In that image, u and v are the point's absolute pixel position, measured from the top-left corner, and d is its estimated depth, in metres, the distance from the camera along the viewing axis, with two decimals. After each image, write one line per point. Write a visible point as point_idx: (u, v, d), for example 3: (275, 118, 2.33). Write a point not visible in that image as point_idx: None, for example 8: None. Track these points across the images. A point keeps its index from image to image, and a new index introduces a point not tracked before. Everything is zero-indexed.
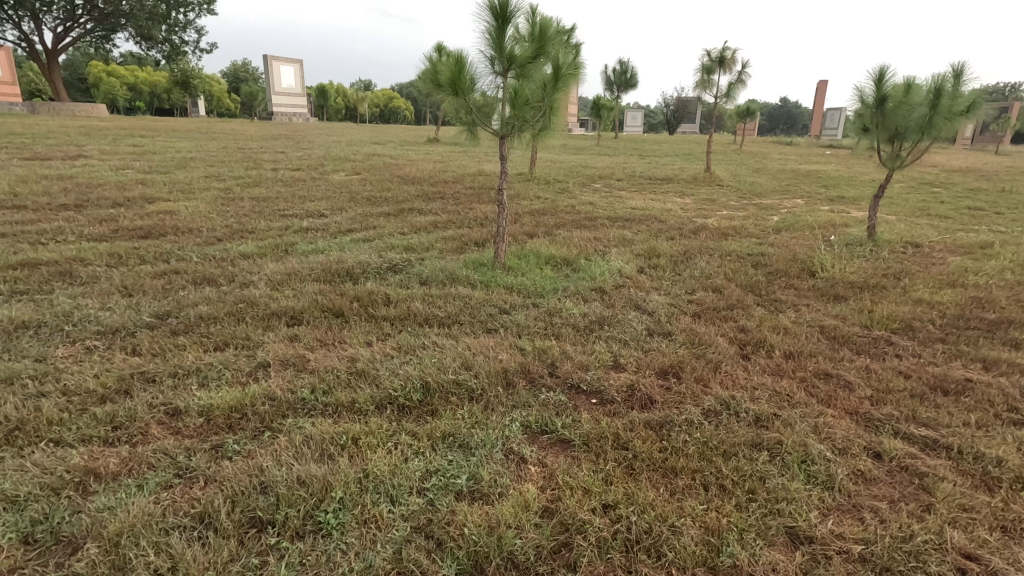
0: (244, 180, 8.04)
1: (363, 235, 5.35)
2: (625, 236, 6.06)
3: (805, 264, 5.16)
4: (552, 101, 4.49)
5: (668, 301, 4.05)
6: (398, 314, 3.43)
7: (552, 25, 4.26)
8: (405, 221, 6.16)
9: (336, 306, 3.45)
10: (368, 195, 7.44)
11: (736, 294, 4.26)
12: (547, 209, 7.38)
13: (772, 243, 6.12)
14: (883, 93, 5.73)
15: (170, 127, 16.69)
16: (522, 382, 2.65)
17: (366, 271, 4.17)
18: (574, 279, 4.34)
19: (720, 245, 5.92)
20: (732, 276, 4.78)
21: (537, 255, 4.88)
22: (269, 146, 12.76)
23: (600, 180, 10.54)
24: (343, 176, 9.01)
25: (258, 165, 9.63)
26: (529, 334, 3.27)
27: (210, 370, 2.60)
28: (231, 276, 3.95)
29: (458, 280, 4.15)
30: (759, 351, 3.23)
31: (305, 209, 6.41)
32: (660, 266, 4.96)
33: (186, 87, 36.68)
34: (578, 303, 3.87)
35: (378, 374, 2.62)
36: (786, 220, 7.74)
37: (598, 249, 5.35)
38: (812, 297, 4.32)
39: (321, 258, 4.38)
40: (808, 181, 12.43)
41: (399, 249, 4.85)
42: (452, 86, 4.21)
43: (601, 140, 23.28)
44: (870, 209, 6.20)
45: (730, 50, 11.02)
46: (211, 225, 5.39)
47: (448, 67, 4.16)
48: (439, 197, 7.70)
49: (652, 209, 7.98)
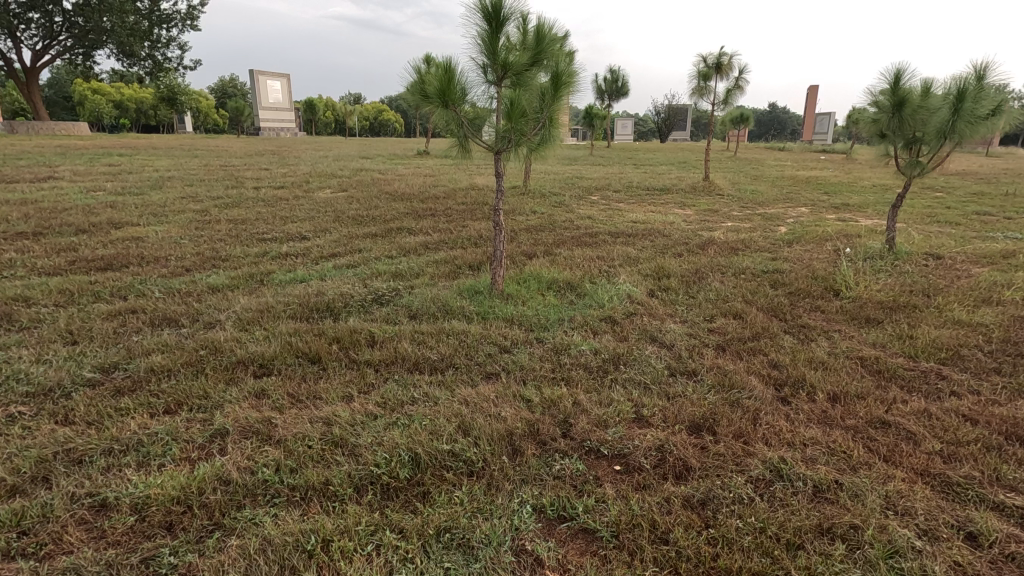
0: (222, 201, 7.60)
1: (348, 260, 4.92)
2: (630, 253, 5.66)
3: (825, 283, 4.78)
4: (552, 111, 4.10)
5: (687, 331, 3.63)
6: (384, 359, 2.99)
7: (549, 29, 3.88)
8: (394, 242, 5.74)
9: (312, 351, 3.01)
10: (354, 214, 7.02)
11: (760, 321, 3.86)
12: (544, 225, 6.97)
13: (786, 258, 5.75)
14: (900, 97, 5.40)
15: (152, 145, 16.26)
16: (531, 447, 2.22)
17: (349, 305, 3.74)
18: (581, 307, 3.93)
19: (732, 262, 5.54)
20: (751, 297, 4.39)
21: (538, 279, 4.47)
22: (252, 163, 12.34)
23: (597, 192, 10.18)
24: (329, 194, 8.60)
25: (240, 183, 9.18)
26: (534, 379, 2.85)
27: (153, 444, 2.14)
28: (195, 314, 3.50)
29: (451, 312, 3.72)
30: (799, 394, 2.82)
31: (285, 232, 5.97)
32: (671, 288, 4.55)
33: (172, 103, 36.21)
34: (587, 336, 3.45)
35: (357, 443, 2.18)
36: (794, 231, 7.39)
37: (602, 270, 4.95)
38: (842, 322, 3.93)
39: (299, 291, 3.95)
40: (809, 188, 12.12)
41: (387, 277, 4.43)
42: (442, 99, 3.78)
43: (593, 149, 23.05)
44: (889, 219, 5.83)
45: (727, 56, 10.74)
46: (180, 253, 4.94)
47: (437, 78, 3.73)
48: (430, 214, 7.28)
49: (654, 222, 7.59)
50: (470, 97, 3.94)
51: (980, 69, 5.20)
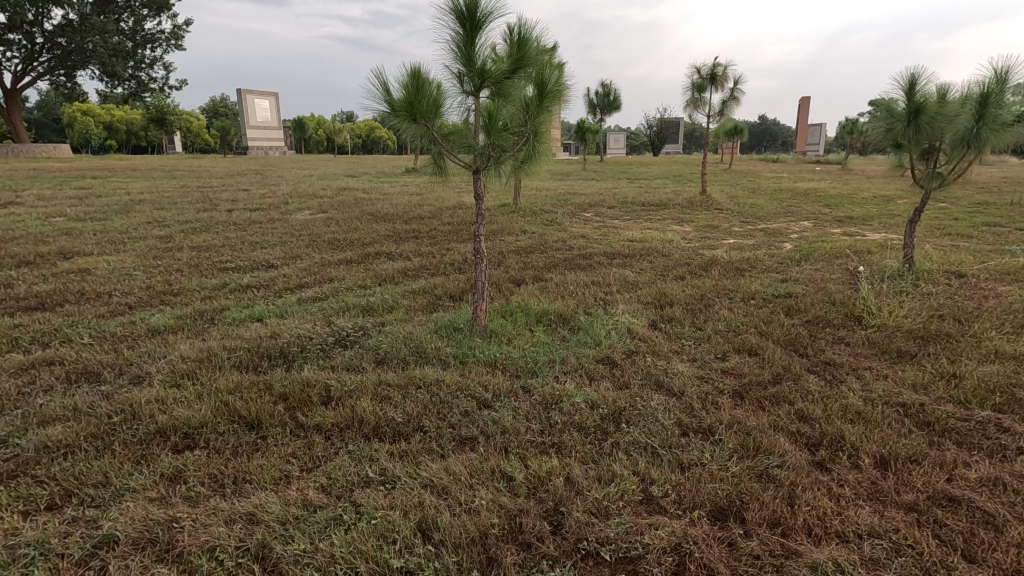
0: (191, 225, 7.11)
1: (314, 293, 4.43)
2: (628, 277, 5.18)
3: (845, 309, 4.32)
4: (537, 125, 3.64)
5: (697, 373, 3.14)
6: (338, 422, 2.48)
7: (530, 33, 3.44)
8: (370, 269, 5.27)
9: (251, 413, 2.50)
10: (331, 238, 6.54)
11: (779, 358, 3.37)
12: (534, 246, 6.50)
13: (796, 279, 5.31)
14: (915, 103, 5.00)
15: (131, 166, 15.78)
16: (511, 555, 1.72)
17: (306, 349, 3.23)
18: (575, 346, 3.44)
19: (739, 285, 5.07)
20: (765, 328, 3.90)
21: (526, 311, 3.98)
22: (232, 184, 11.88)
23: (591, 209, 9.76)
24: (308, 216, 8.14)
25: (214, 206, 8.71)
26: (518, 447, 2.35)
27: (13, 564, 1.63)
28: (122, 365, 2.98)
29: (424, 355, 3.22)
30: (839, 457, 2.32)
31: (252, 260, 5.47)
32: (675, 319, 4.07)
33: (160, 124, 35.82)
34: (581, 383, 2.95)
35: (283, 557, 1.67)
36: (800, 248, 6.96)
37: (597, 298, 4.46)
38: (872, 357, 3.44)
39: (252, 332, 3.45)
40: (809, 200, 11.72)
41: (357, 312, 3.94)
42: (409, 112, 3.28)
43: (585, 164, 22.74)
44: (906, 235, 5.39)
45: (722, 67, 10.40)
46: (128, 287, 4.44)
47: (403, 87, 3.23)
48: (413, 236, 6.81)
49: (652, 240, 7.15)
50: (443, 110, 3.45)
51: (1001, 71, 4.79)
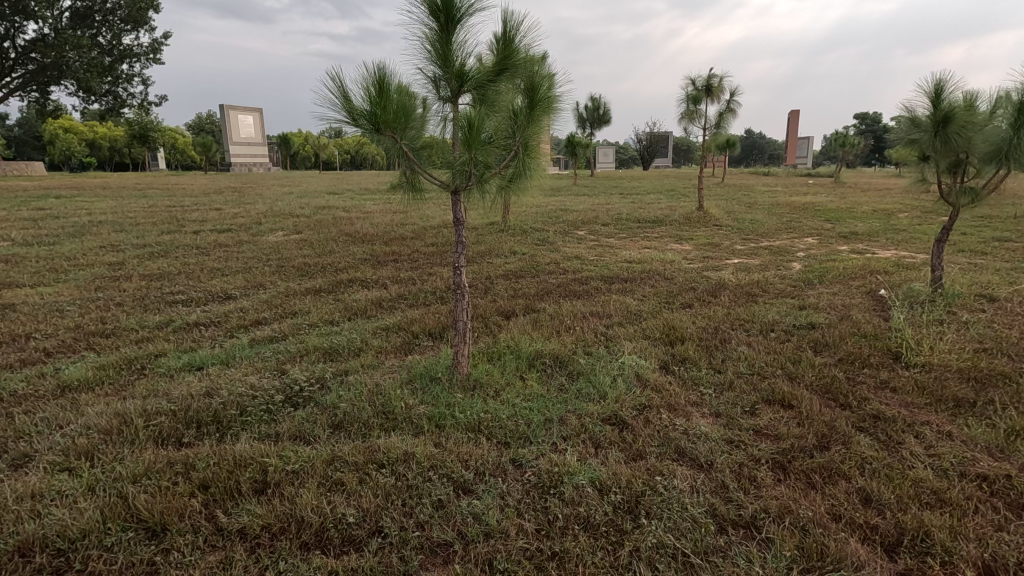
0: (149, 249, 6.49)
1: (271, 331, 3.83)
2: (629, 306, 4.63)
3: (879, 344, 3.78)
4: (527, 137, 3.07)
5: (726, 436, 2.57)
6: (270, 523, 1.89)
7: (517, 29, 2.88)
8: (340, 300, 4.69)
9: (153, 514, 1.89)
10: (300, 263, 5.96)
11: (820, 412, 2.81)
12: (525, 269, 5.96)
13: (814, 306, 4.79)
14: (943, 113, 4.55)
15: (102, 184, 15.11)
16: None
17: (247, 411, 2.63)
18: (574, 400, 2.86)
19: (754, 314, 4.53)
20: (794, 371, 3.35)
21: (516, 353, 3.41)
22: (205, 202, 11.25)
23: (584, 226, 9.27)
24: (280, 237, 7.55)
25: (180, 227, 8.09)
26: (507, 560, 1.77)
27: None
28: (7, 439, 2.37)
29: (392, 418, 2.63)
30: (930, 567, 1.77)
31: (207, 290, 4.87)
32: (689, 359, 3.51)
33: (141, 141, 35.08)
34: (585, 455, 2.38)
35: None
36: (810, 268, 6.48)
37: (597, 333, 3.90)
38: (926, 408, 2.90)
39: (183, 387, 2.84)
40: (809, 215, 11.33)
41: (317, 358, 3.34)
42: (370, 122, 2.70)
43: (576, 179, 22.35)
44: (933, 254, 4.90)
45: (717, 78, 10.01)
46: (52, 327, 3.81)
47: (361, 90, 2.62)
48: (392, 260, 6.25)
49: (651, 260, 6.64)
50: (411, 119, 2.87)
51: None
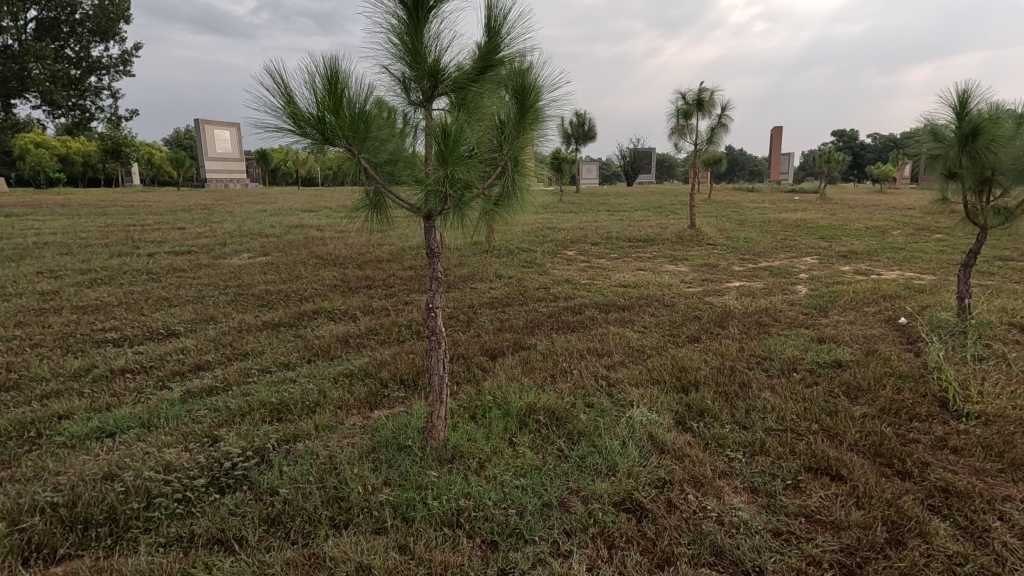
0: (92, 274, 5.82)
1: (210, 380, 3.21)
2: (630, 341, 4.09)
3: (921, 388, 3.28)
4: (516, 150, 2.47)
5: (771, 525, 2.03)
6: None
7: (502, 18, 2.35)
8: (302, 337, 4.10)
9: None
10: (262, 290, 5.35)
11: (879, 486, 2.28)
12: (511, 296, 5.42)
13: (834, 337, 4.32)
14: (972, 126, 4.13)
15: (61, 201, 14.27)
16: None
17: (155, 501, 2.02)
18: (577, 476, 2.31)
19: (770, 349, 4.03)
20: (833, 426, 2.82)
21: (504, 409, 2.84)
22: (170, 221, 10.56)
23: (573, 246, 8.78)
24: (244, 260, 6.93)
25: (135, 249, 7.42)
26: None
27: None
28: None
29: (346, 509, 2.04)
30: None
31: (146, 325, 4.22)
32: (708, 412, 2.97)
33: (113, 156, 34.07)
34: (595, 563, 1.81)
35: None
36: (818, 292, 6.04)
37: (597, 378, 3.36)
38: (1002, 476, 2.39)
39: (80, 464, 2.22)
40: (803, 233, 11.01)
41: (260, 418, 2.74)
42: (318, 131, 2.13)
43: (561, 195, 22.01)
44: (962, 279, 4.44)
45: (708, 91, 9.67)
46: None
47: (307, 90, 2.07)
48: (366, 286, 5.68)
49: (648, 285, 6.15)
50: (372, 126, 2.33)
51: None
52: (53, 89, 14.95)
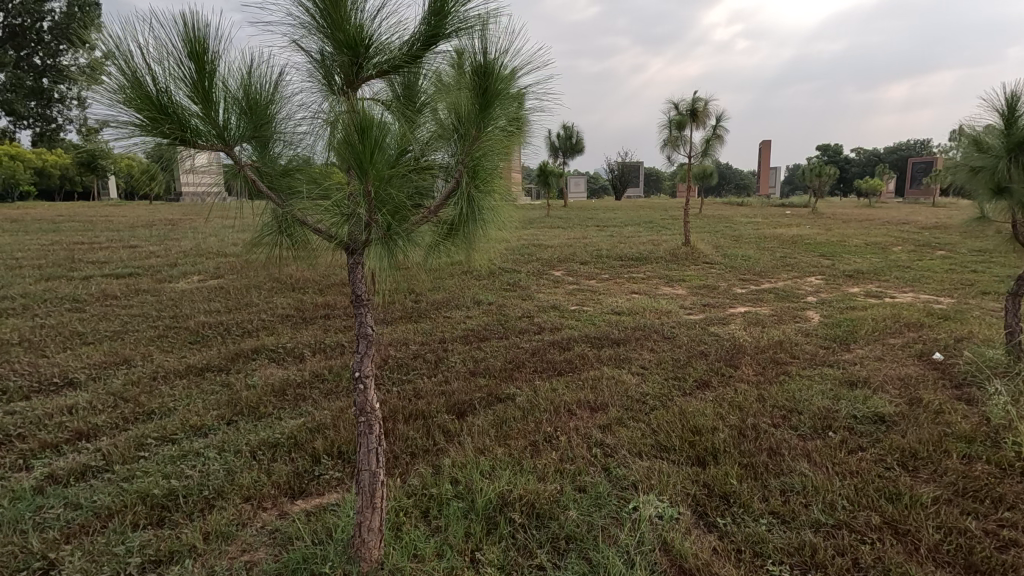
0: (6, 304, 5.02)
1: (87, 456, 2.45)
2: (628, 388, 3.41)
3: (995, 455, 2.61)
4: (477, 155, 1.76)
5: None
6: None
7: None
8: (230, 386, 3.36)
9: None
10: (199, 322, 4.59)
11: None
12: (490, 327, 4.73)
13: (866, 380, 3.66)
14: None
15: (17, 216, 13.34)
16: None
17: None
18: None
19: (794, 398, 3.35)
20: (900, 518, 2.15)
21: (466, 502, 2.13)
22: (125, 238, 9.73)
23: (561, 265, 8.15)
24: (192, 284, 6.15)
25: (71, 271, 6.60)
26: None
27: None
28: None
29: None
30: None
31: (38, 372, 3.44)
32: (734, 498, 2.27)
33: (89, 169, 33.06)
34: None
35: None
36: (833, 319, 5.43)
37: (591, 445, 2.66)
38: None
39: None
40: (802, 250, 10.48)
41: (131, 522, 2.00)
42: (169, 129, 1.43)
43: (550, 210, 21.48)
44: (1013, 310, 3.80)
45: (703, 101, 9.11)
46: None
47: (143, 68, 1.36)
48: (324, 316, 4.95)
49: (644, 311, 5.50)
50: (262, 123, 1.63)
51: None
52: (18, 99, 12.20)
